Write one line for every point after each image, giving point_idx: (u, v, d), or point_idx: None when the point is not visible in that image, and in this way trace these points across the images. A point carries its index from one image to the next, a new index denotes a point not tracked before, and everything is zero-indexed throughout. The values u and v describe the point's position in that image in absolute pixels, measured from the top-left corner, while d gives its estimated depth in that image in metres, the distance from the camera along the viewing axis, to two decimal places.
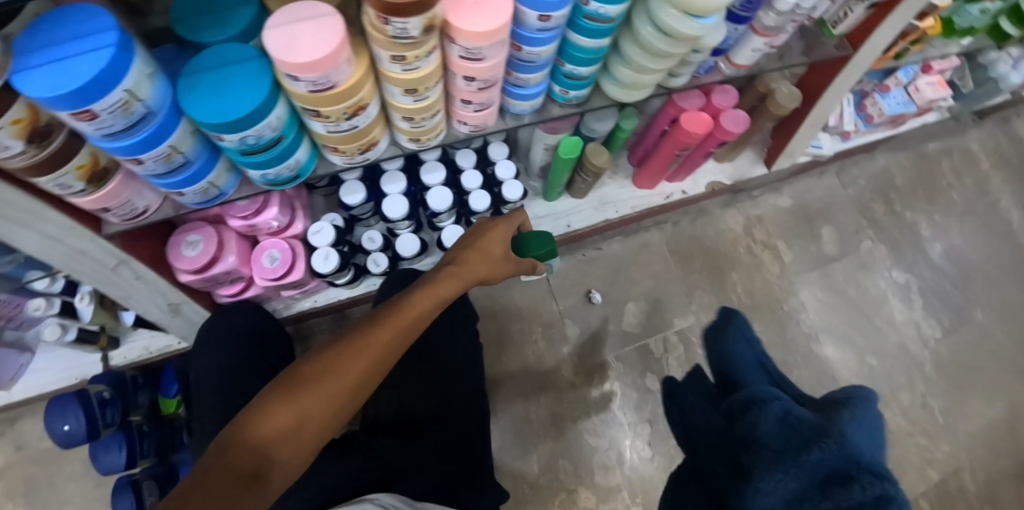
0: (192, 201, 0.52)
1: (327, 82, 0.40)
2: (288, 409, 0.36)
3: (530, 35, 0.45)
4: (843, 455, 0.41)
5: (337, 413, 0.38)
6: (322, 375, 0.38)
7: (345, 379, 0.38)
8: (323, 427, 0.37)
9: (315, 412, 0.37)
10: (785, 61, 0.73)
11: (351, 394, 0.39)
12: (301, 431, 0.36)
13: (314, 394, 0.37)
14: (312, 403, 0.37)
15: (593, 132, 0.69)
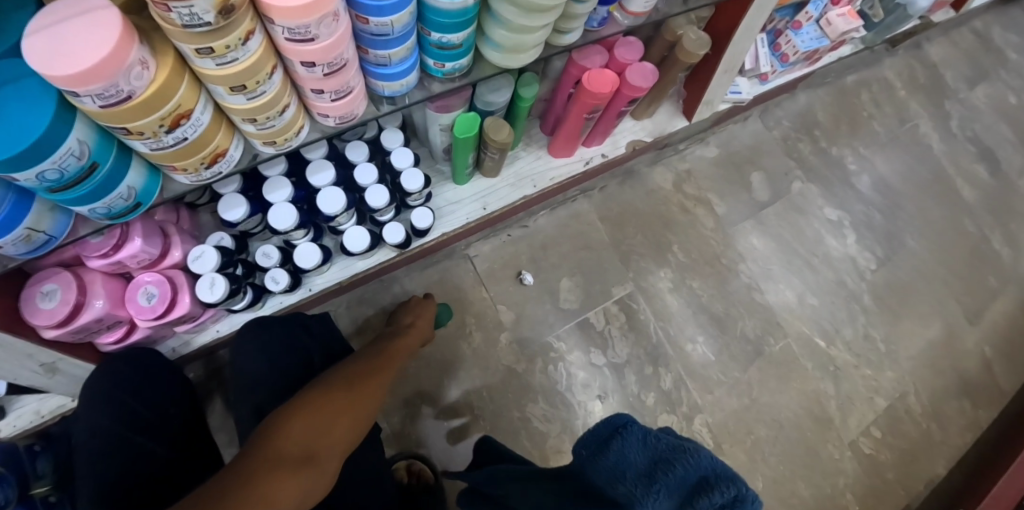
0: (15, 251, 0.44)
1: (121, 93, 0.33)
2: (287, 432, 0.40)
3: (372, 3, 0.38)
4: (698, 464, 0.37)
5: (333, 438, 0.43)
6: (315, 408, 0.43)
7: (331, 411, 0.44)
8: (319, 445, 0.41)
9: (307, 434, 0.41)
10: (689, 4, 0.69)
11: (341, 422, 0.44)
12: (307, 446, 0.40)
13: (312, 421, 0.42)
14: (307, 426, 0.41)
15: (490, 105, 0.63)
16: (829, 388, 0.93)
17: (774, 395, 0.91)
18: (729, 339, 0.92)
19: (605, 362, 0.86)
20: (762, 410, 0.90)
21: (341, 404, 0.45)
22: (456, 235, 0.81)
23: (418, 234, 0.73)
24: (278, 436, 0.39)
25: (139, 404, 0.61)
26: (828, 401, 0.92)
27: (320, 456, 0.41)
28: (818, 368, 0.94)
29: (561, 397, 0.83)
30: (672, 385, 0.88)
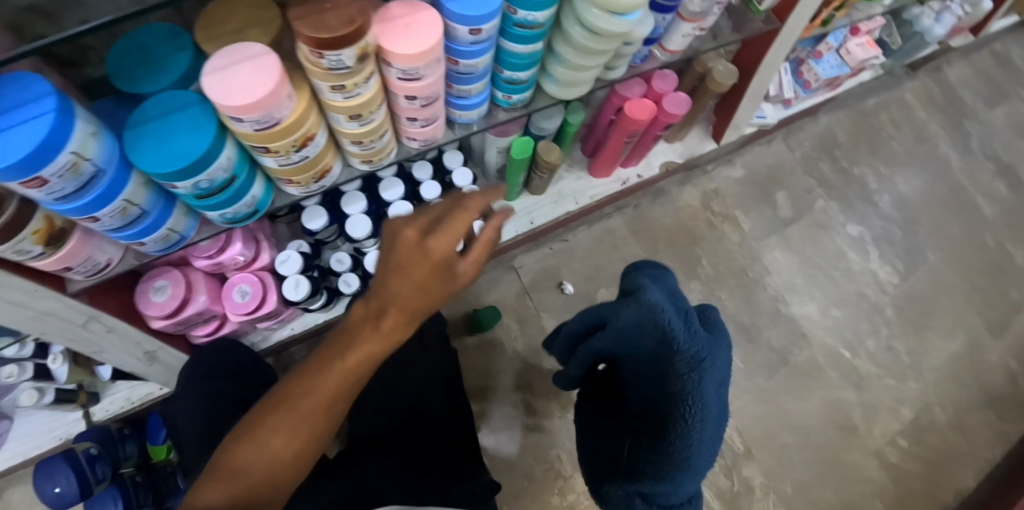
0: (154, 248, 0.52)
1: (272, 120, 0.40)
2: (228, 479, 0.36)
3: (464, 49, 0.47)
4: (667, 302, 0.37)
5: (290, 468, 0.38)
6: (261, 433, 0.37)
7: (286, 431, 0.37)
8: (270, 481, 0.37)
9: (261, 473, 0.37)
10: (719, 41, 0.77)
11: (304, 444, 0.38)
12: (256, 486, 0.37)
13: (263, 452, 0.37)
14: (256, 465, 0.37)
15: (542, 130, 0.71)
16: (854, 398, 0.97)
17: (800, 403, 0.95)
18: (756, 348, 0.97)
19: None
20: (789, 417, 0.94)
21: (303, 424, 0.38)
22: (504, 246, 0.90)
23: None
24: (222, 481, 0.36)
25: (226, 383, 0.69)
26: (854, 411, 0.96)
27: (273, 482, 0.38)
28: (843, 378, 0.98)
29: None
30: None
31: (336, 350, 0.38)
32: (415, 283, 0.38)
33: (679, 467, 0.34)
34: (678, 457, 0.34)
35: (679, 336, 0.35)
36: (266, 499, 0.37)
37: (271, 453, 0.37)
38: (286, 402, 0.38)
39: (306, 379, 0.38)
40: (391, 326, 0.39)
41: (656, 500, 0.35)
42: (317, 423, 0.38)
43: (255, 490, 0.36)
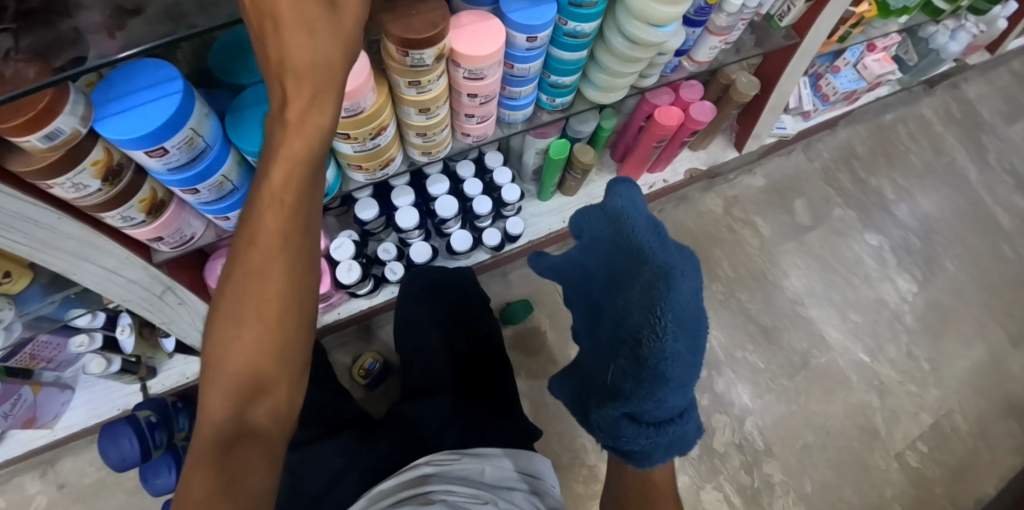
0: (235, 224, 0.58)
1: (358, 109, 0.46)
2: (214, 388, 0.32)
3: (520, 54, 0.53)
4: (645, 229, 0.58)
5: (269, 358, 0.33)
6: (224, 327, 0.33)
7: (242, 306, 0.32)
8: (252, 380, 0.32)
9: (239, 372, 0.32)
10: (742, 54, 0.82)
11: (275, 326, 0.33)
12: (240, 388, 0.32)
13: (233, 345, 0.32)
14: (234, 363, 0.32)
15: (578, 134, 0.77)
16: (874, 400, 0.99)
17: (820, 404, 0.97)
18: (776, 349, 1.00)
19: None
20: (809, 417, 0.96)
21: (260, 300, 0.32)
22: (537, 243, 0.94)
23: (510, 240, 0.86)
24: (208, 399, 0.32)
25: None
26: (873, 413, 0.98)
27: (269, 370, 0.33)
28: (862, 380, 1.00)
29: None
30: (723, 388, 0.96)
31: (255, 186, 0.32)
32: (323, 52, 0.28)
33: (660, 380, 0.48)
34: (655, 366, 0.49)
35: (653, 264, 0.54)
36: (259, 403, 0.33)
37: (244, 345, 0.32)
38: (242, 277, 0.32)
39: (247, 234, 0.32)
40: (299, 112, 0.29)
41: (643, 417, 0.48)
42: (274, 280, 0.32)
43: (242, 393, 0.32)
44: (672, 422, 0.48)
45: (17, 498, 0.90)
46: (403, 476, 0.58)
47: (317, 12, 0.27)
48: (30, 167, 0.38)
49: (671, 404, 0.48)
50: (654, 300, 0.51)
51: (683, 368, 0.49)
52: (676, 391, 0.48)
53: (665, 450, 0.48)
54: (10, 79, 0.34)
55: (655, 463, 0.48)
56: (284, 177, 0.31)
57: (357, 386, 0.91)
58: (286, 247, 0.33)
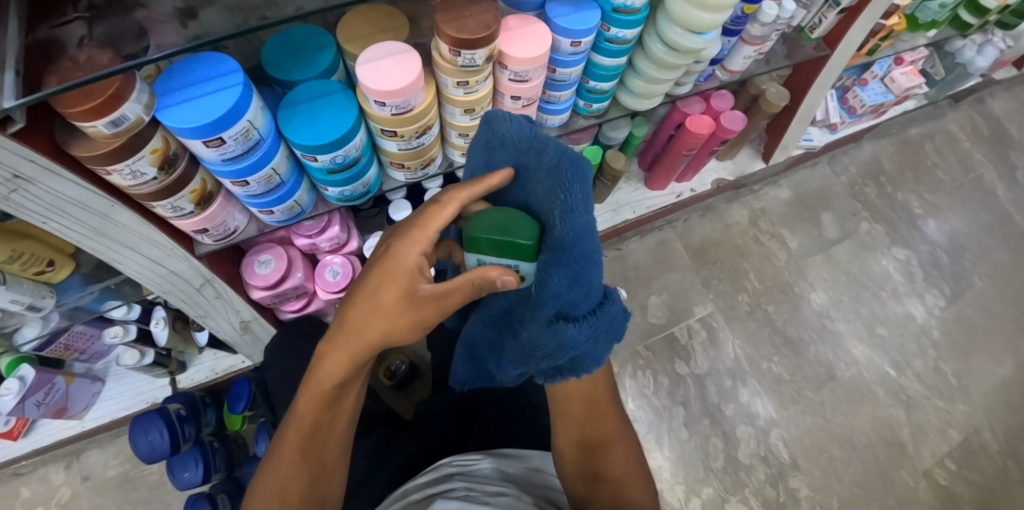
0: (277, 218, 0.59)
1: (408, 106, 0.47)
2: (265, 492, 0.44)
3: (563, 58, 0.54)
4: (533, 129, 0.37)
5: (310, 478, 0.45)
6: (282, 442, 0.44)
7: (297, 438, 0.44)
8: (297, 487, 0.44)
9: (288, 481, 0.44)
10: (772, 65, 0.83)
11: (314, 451, 0.44)
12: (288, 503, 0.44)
13: (283, 466, 0.44)
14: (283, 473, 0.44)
15: (610, 140, 0.78)
16: (901, 415, 0.97)
17: (847, 418, 0.96)
18: (802, 361, 0.99)
19: (687, 372, 0.96)
20: (836, 431, 0.95)
21: (307, 433, 0.44)
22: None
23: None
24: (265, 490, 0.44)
25: None
26: (900, 428, 0.96)
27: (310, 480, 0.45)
28: (890, 395, 0.98)
29: (646, 401, 0.93)
30: (748, 399, 0.95)
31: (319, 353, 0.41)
32: (390, 315, 0.37)
33: (569, 265, 0.34)
34: (571, 247, 0.33)
35: (548, 148, 0.36)
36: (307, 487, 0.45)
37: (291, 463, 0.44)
38: (301, 412, 0.43)
39: (309, 380, 0.42)
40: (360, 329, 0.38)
41: (576, 312, 0.36)
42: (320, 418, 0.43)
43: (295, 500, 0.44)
44: (602, 309, 0.37)
45: (42, 488, 0.91)
46: (428, 476, 0.59)
47: (401, 287, 0.36)
48: (94, 152, 0.40)
49: (591, 290, 0.35)
50: (554, 186, 0.34)
51: (596, 245, 0.35)
52: (575, 286, 0.34)
53: (607, 340, 0.37)
54: (83, 65, 0.36)
55: (602, 359, 0.38)
56: (342, 356, 0.40)
57: (384, 387, 0.90)
58: (333, 399, 0.43)
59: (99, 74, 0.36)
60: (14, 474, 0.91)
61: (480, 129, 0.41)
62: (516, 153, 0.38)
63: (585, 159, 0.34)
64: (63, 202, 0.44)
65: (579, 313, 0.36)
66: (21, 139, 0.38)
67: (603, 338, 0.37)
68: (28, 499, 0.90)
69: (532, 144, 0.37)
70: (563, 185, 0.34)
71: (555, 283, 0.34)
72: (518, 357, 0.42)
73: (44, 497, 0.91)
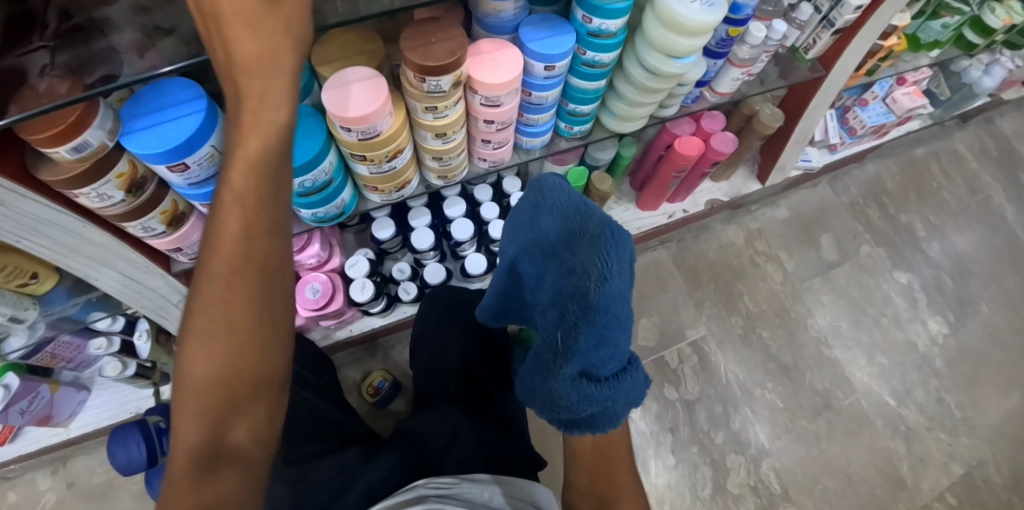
0: None
1: (374, 132, 0.47)
2: (184, 412, 0.32)
3: (538, 82, 0.54)
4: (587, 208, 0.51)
5: (238, 382, 0.32)
6: (197, 324, 0.31)
7: (213, 311, 0.31)
8: (219, 390, 0.32)
9: (208, 381, 0.32)
10: (766, 86, 0.81)
11: (240, 334, 0.32)
12: (214, 407, 0.32)
13: (206, 351, 0.31)
14: (200, 372, 0.31)
15: (597, 161, 0.77)
16: (899, 447, 0.94)
17: (842, 449, 0.93)
18: (797, 388, 0.96)
19: (677, 397, 0.94)
20: (831, 461, 0.92)
21: (227, 300, 0.31)
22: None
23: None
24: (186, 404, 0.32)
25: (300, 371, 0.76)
26: (899, 460, 0.93)
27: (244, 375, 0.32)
28: (888, 426, 0.95)
29: (633, 426, 0.91)
30: (739, 426, 0.93)
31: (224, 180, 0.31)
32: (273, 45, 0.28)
33: (598, 325, 0.44)
34: (603, 308, 0.44)
35: (593, 220, 0.50)
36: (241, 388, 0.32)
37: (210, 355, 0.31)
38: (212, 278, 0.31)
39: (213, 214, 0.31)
40: (255, 104, 0.29)
41: (599, 373, 0.45)
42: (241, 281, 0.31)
43: (217, 406, 0.32)
44: (623, 374, 0.45)
45: (29, 492, 0.92)
46: (402, 496, 0.58)
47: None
48: (57, 177, 0.40)
49: (613, 352, 0.44)
50: (596, 253, 0.47)
51: (624, 317, 0.45)
52: (600, 346, 0.44)
53: (626, 403, 0.45)
54: (43, 94, 0.37)
55: (617, 423, 0.45)
56: (243, 155, 0.30)
57: (366, 404, 0.91)
58: (253, 245, 0.31)
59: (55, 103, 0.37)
60: (2, 478, 0.92)
61: (537, 198, 0.55)
62: (566, 224, 0.51)
63: (624, 240, 0.48)
64: (31, 223, 0.44)
65: (604, 375, 0.44)
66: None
67: (621, 402, 0.45)
68: (14, 503, 0.91)
69: (578, 216, 0.51)
70: (605, 251, 0.46)
71: (583, 341, 0.44)
72: (544, 405, 0.49)
73: (30, 501, 0.91)
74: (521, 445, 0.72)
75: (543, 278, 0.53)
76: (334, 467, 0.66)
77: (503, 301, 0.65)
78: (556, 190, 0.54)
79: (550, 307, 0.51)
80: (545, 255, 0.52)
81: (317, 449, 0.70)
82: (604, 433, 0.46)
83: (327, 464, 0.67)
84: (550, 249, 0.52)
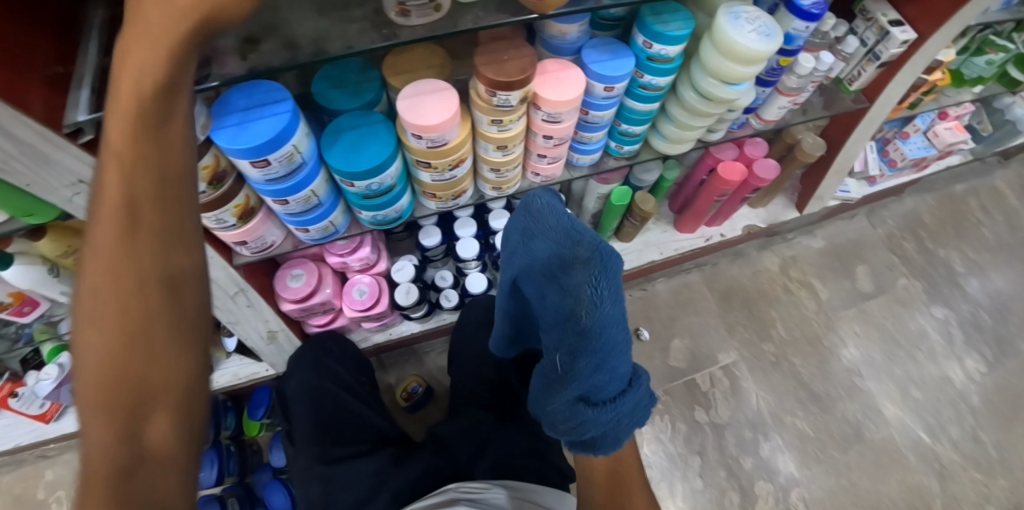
0: (312, 236, 0.62)
1: (442, 141, 0.50)
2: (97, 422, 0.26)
3: (596, 101, 0.56)
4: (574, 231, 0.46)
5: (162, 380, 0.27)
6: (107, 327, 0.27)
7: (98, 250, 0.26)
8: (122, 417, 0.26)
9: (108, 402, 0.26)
10: (809, 115, 0.83)
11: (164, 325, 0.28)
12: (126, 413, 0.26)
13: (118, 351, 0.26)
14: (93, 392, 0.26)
15: (641, 182, 0.78)
16: (934, 486, 0.91)
17: (874, 483, 0.91)
18: (829, 419, 0.95)
19: (707, 420, 0.93)
20: (862, 495, 0.90)
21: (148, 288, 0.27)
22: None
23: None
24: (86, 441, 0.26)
25: (342, 371, 0.78)
26: (933, 499, 0.91)
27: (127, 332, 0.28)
28: (922, 463, 0.93)
29: (661, 447, 0.91)
30: (769, 454, 0.91)
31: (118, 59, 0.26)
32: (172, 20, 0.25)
33: (593, 354, 0.42)
34: (596, 334, 0.42)
35: (584, 245, 0.45)
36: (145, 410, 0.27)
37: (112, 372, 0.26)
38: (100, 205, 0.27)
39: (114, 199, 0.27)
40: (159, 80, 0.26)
41: (598, 397, 0.43)
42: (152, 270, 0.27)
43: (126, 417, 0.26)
44: (623, 396, 0.43)
45: (65, 472, 0.94)
46: (434, 498, 0.60)
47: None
48: None
49: (613, 375, 0.42)
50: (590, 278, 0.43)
51: (622, 335, 0.43)
52: (596, 370, 0.42)
53: (628, 423, 0.44)
54: None
55: (617, 445, 0.43)
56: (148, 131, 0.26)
57: (399, 408, 0.92)
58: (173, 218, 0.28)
59: None
60: (41, 456, 0.95)
61: (526, 220, 0.50)
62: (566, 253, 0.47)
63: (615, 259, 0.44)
64: None
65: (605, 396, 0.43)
66: (87, 148, 0.41)
67: (618, 427, 0.43)
68: (51, 482, 0.94)
69: (569, 240, 0.46)
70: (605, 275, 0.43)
71: (581, 365, 0.42)
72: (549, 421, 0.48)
73: (66, 481, 0.94)
74: (550, 451, 0.69)
75: (539, 300, 0.48)
76: (363, 469, 0.67)
77: (510, 327, 0.59)
78: (545, 209, 0.49)
79: (551, 329, 0.47)
80: (541, 280, 0.46)
81: (353, 449, 0.70)
82: (603, 455, 0.44)
83: (364, 462, 0.67)
84: (547, 273, 0.46)
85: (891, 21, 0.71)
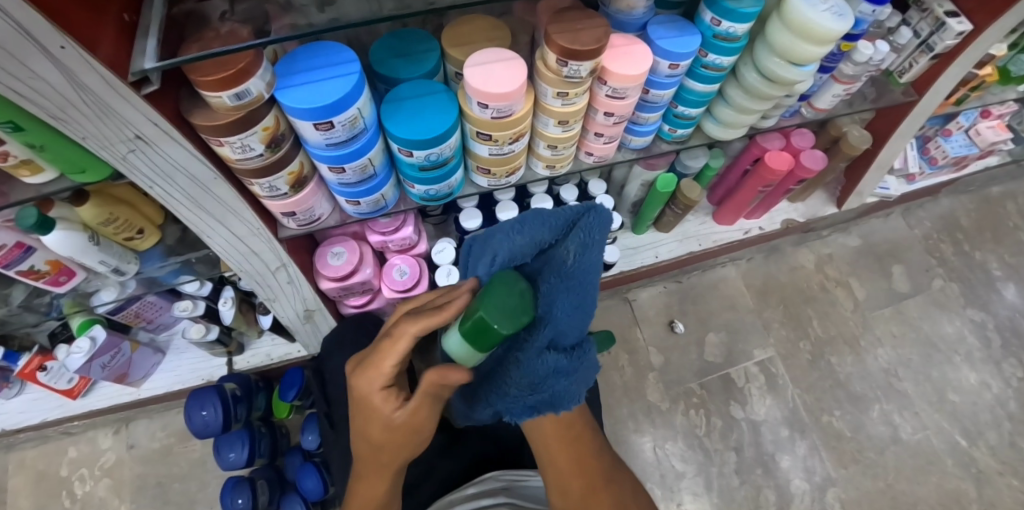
0: (362, 210, 0.61)
1: (508, 111, 0.49)
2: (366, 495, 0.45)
3: (660, 80, 0.55)
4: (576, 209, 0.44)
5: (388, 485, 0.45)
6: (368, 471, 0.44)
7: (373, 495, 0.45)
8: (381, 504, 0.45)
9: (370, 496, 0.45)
10: (855, 107, 0.81)
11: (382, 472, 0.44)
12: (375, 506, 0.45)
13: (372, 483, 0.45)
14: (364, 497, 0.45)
15: (687, 168, 0.77)
16: (970, 490, 0.90)
17: (911, 486, 0.89)
18: (864, 420, 0.93)
19: (742, 416, 0.92)
20: (897, 498, 0.88)
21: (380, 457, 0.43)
22: (627, 276, 0.96)
23: (604, 267, 0.87)
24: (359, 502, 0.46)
25: None
26: (969, 504, 0.89)
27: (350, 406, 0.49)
28: (959, 466, 0.91)
29: (695, 441, 0.90)
30: (804, 453, 0.90)
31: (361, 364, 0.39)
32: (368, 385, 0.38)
33: (572, 289, 0.39)
34: (575, 273, 0.40)
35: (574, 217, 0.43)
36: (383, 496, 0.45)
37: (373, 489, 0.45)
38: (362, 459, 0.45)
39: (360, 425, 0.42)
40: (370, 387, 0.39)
41: (563, 343, 0.40)
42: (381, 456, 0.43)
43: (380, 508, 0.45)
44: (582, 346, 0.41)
45: (90, 450, 0.94)
46: (477, 488, 0.57)
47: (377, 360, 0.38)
48: (213, 122, 0.41)
49: (582, 320, 0.40)
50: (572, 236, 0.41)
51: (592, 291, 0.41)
52: (575, 310, 0.39)
53: (581, 381, 0.41)
54: (223, 36, 0.39)
55: (579, 399, 0.41)
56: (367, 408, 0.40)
57: None
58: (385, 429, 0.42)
59: (227, 49, 0.38)
60: (65, 433, 0.94)
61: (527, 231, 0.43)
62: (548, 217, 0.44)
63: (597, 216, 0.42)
64: (171, 168, 0.46)
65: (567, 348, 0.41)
66: (148, 101, 0.40)
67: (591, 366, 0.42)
68: (75, 459, 0.93)
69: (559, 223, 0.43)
70: (581, 244, 0.41)
71: (560, 305, 0.38)
72: (501, 395, 0.41)
73: (90, 459, 0.93)
74: None
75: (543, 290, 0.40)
76: None
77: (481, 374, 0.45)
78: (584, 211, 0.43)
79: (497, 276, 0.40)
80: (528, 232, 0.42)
81: None
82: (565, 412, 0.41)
83: None
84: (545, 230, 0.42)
85: (947, 12, 0.68)
